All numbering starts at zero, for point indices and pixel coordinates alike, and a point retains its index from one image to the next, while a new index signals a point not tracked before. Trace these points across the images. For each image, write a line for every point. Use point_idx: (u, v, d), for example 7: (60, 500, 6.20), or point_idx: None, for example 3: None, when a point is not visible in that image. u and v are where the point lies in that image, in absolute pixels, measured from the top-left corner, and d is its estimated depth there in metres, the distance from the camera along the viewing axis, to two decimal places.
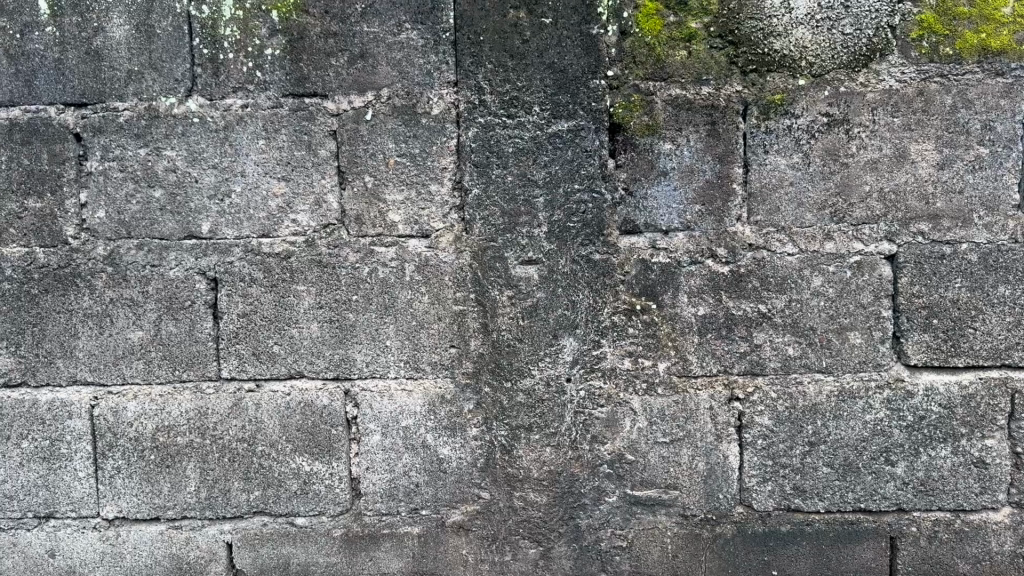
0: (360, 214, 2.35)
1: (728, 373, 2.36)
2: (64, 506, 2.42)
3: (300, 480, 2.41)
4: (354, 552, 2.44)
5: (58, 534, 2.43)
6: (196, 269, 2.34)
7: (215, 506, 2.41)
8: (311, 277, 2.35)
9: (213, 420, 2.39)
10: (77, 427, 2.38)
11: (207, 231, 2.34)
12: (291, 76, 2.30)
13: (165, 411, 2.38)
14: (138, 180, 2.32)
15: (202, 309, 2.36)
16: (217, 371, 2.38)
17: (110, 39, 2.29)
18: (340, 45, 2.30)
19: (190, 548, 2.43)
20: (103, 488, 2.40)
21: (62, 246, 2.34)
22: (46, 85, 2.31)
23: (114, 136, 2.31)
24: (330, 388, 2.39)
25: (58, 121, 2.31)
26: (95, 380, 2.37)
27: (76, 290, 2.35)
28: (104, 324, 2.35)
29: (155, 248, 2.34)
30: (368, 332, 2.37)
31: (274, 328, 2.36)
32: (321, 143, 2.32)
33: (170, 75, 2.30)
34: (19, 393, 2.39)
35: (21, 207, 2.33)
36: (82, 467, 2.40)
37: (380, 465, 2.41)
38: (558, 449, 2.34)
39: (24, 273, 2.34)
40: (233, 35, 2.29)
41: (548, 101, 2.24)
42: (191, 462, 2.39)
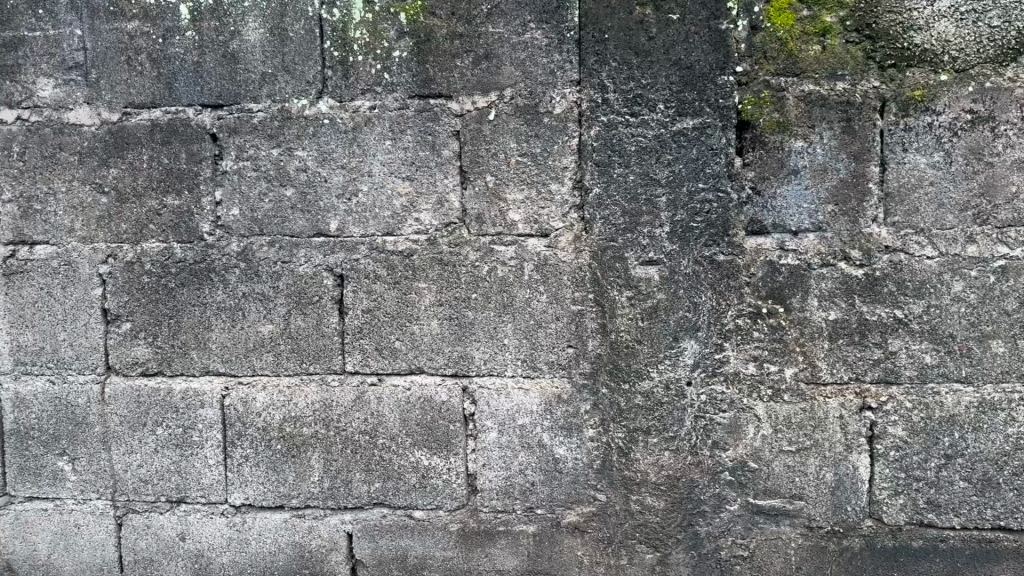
0: (482, 213, 2.36)
1: (860, 381, 2.27)
2: (194, 491, 2.49)
3: (419, 474, 2.44)
4: (470, 547, 2.45)
5: (189, 518, 2.50)
6: (324, 266, 2.41)
7: (337, 497, 2.46)
8: (431, 274, 2.38)
9: (337, 412, 2.44)
10: (209, 415, 2.46)
11: (335, 229, 2.40)
12: (417, 78, 2.34)
13: (291, 403, 2.45)
14: (270, 180, 2.40)
15: (329, 304, 2.41)
16: (341, 365, 2.43)
17: (246, 43, 2.37)
18: (465, 46, 2.32)
19: (312, 537, 2.48)
20: (231, 475, 2.48)
21: (198, 242, 2.43)
22: (184, 87, 2.40)
23: (248, 136, 2.39)
24: (448, 385, 2.41)
25: (196, 121, 2.40)
26: (226, 370, 2.46)
27: (211, 284, 2.44)
28: (236, 317, 2.44)
29: (286, 244, 2.41)
30: (487, 330, 2.38)
31: (396, 324, 2.40)
32: (444, 143, 2.35)
33: (302, 78, 2.37)
34: (155, 381, 2.47)
35: (160, 204, 2.43)
36: (212, 454, 2.47)
37: (497, 463, 2.42)
38: (677, 455, 2.30)
39: (162, 267, 2.44)
40: (362, 38, 2.34)
41: (674, 98, 2.21)
42: (315, 452, 2.46)
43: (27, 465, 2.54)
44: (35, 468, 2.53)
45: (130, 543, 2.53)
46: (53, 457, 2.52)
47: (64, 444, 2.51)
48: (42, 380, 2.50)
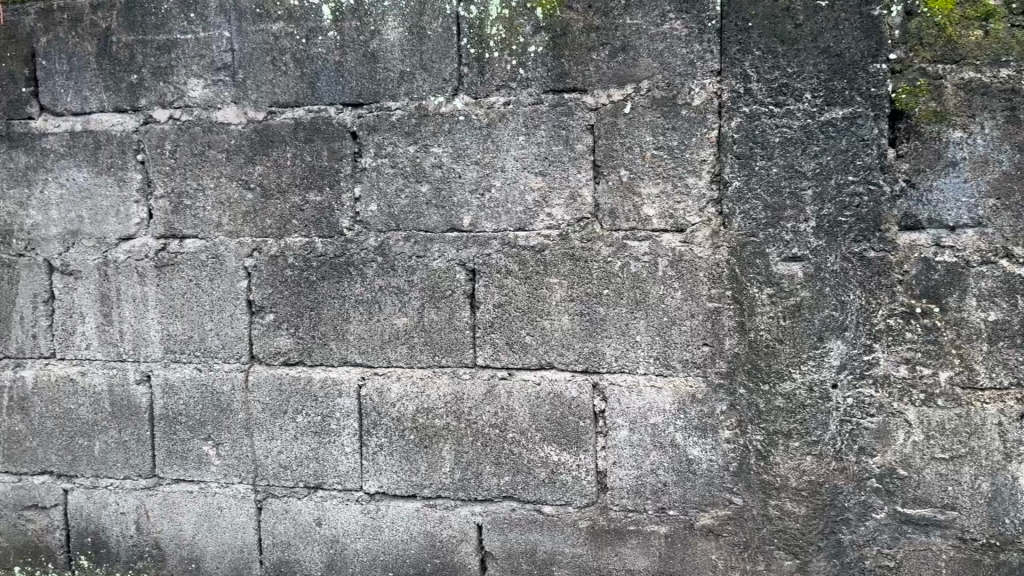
0: (615, 208, 2.33)
1: (1022, 387, 2.13)
2: (331, 478, 2.55)
3: (548, 469, 2.43)
4: (600, 545, 2.42)
5: (325, 504, 2.56)
6: (457, 260, 2.43)
7: (468, 488, 2.49)
8: (563, 270, 2.37)
9: (469, 405, 2.47)
10: (346, 404, 2.53)
11: (468, 224, 2.42)
12: (552, 73, 2.33)
13: (425, 394, 2.49)
14: (406, 176, 2.45)
15: (461, 298, 2.44)
16: (473, 359, 2.45)
17: (385, 41, 2.42)
18: (602, 38, 2.29)
19: (443, 527, 2.51)
20: (366, 464, 2.53)
21: (338, 236, 2.50)
22: (326, 86, 2.47)
23: (387, 134, 2.44)
24: (579, 380, 2.39)
25: (337, 120, 2.47)
26: (362, 361, 2.52)
27: (349, 277, 2.50)
28: (373, 310, 2.50)
29: (421, 239, 2.45)
30: (620, 326, 2.34)
31: (527, 319, 2.41)
32: (578, 137, 2.33)
33: (439, 75, 2.40)
34: (295, 370, 2.55)
35: (303, 200, 2.50)
36: (348, 443, 2.53)
37: (628, 462, 2.38)
38: (820, 460, 2.22)
39: (304, 261, 2.51)
40: (499, 34, 2.35)
41: (821, 88, 2.13)
42: (447, 444, 2.49)
43: (174, 449, 2.60)
44: (181, 452, 2.61)
45: (269, 526, 2.59)
46: (198, 441, 2.59)
47: (210, 430, 2.59)
48: (190, 367, 2.58)
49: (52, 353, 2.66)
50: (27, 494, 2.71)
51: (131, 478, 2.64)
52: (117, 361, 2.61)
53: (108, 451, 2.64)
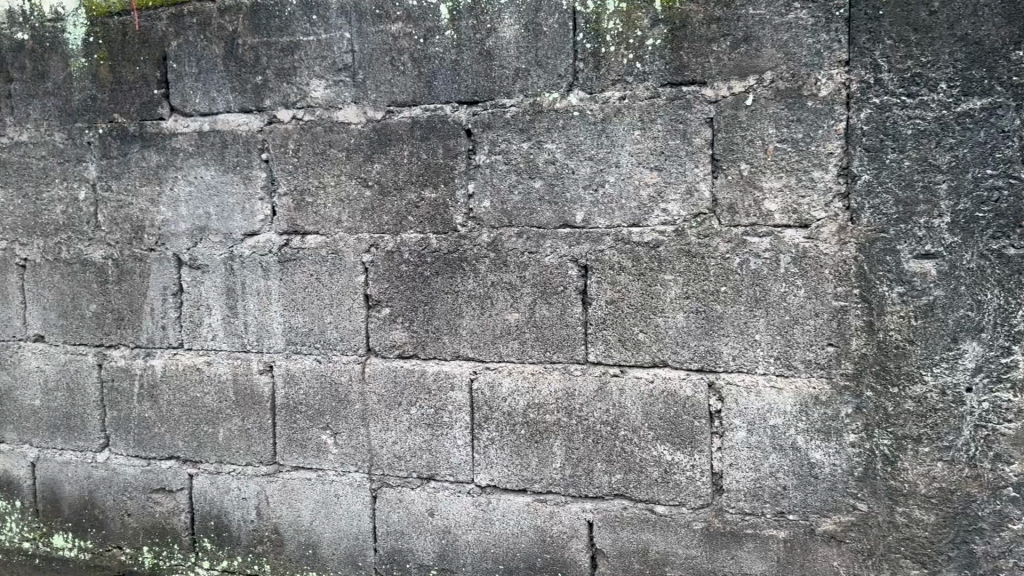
0: (734, 203, 2.28)
1: None
2: (444, 470, 2.59)
3: (662, 469, 2.40)
4: (715, 547, 2.37)
5: (438, 495, 2.60)
6: (570, 256, 2.43)
7: (578, 485, 2.48)
8: (678, 266, 2.33)
9: (580, 402, 2.46)
10: (458, 398, 2.56)
11: (582, 220, 2.41)
12: (671, 66, 2.30)
13: (536, 390, 2.49)
14: (520, 173, 2.46)
15: (573, 294, 2.44)
16: (585, 355, 2.44)
17: (501, 39, 2.43)
18: (722, 30, 2.25)
19: (553, 523, 2.51)
20: (478, 456, 2.55)
21: (452, 233, 2.53)
22: (442, 85, 2.50)
23: (501, 131, 2.46)
24: (694, 379, 2.35)
25: (453, 118, 2.50)
26: (474, 356, 2.54)
27: (463, 273, 2.53)
28: (485, 305, 2.52)
29: (533, 235, 2.46)
30: (737, 325, 2.30)
31: (640, 316, 2.37)
32: (696, 131, 2.29)
33: (555, 71, 2.41)
34: (410, 363, 2.59)
35: (419, 197, 2.54)
36: (461, 435, 2.56)
37: (745, 463, 2.33)
38: (951, 466, 2.13)
39: (419, 257, 2.56)
40: (616, 28, 2.34)
41: (958, 77, 2.05)
42: (557, 439, 2.48)
43: (294, 437, 2.67)
44: (301, 440, 2.67)
45: (383, 515, 2.64)
46: (317, 430, 2.66)
47: (328, 419, 2.65)
48: (310, 359, 2.65)
49: (180, 344, 2.72)
50: (154, 477, 2.76)
51: (253, 464, 2.70)
52: (242, 352, 2.69)
53: (232, 438, 2.70)
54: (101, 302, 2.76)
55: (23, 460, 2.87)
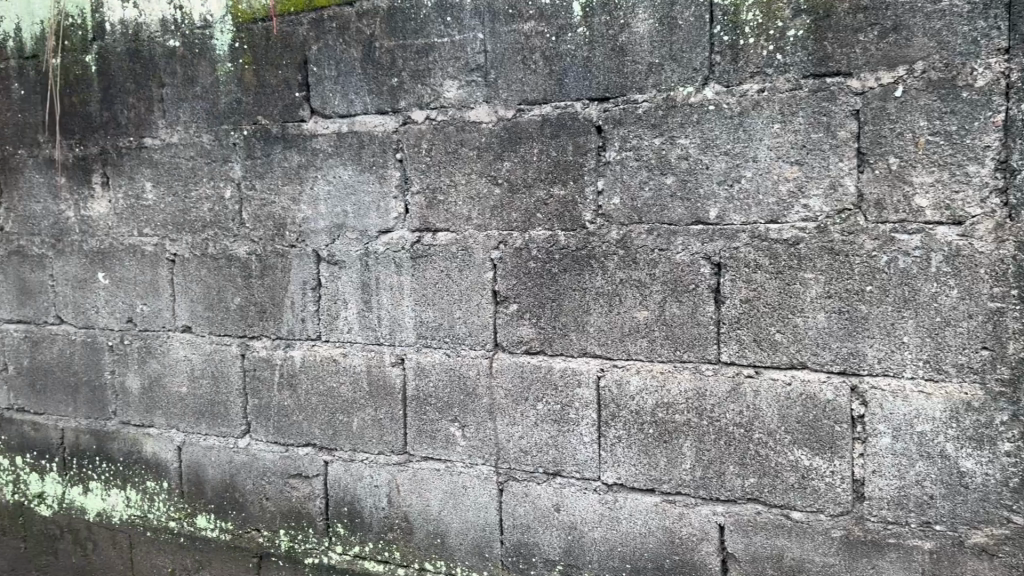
0: (881, 199, 2.19)
1: None
2: (570, 466, 2.58)
3: (798, 474, 2.33)
4: (854, 556, 2.29)
5: (564, 491, 2.59)
6: (702, 254, 2.37)
7: (709, 487, 2.43)
8: (820, 264, 2.25)
9: (711, 403, 2.40)
10: (584, 395, 2.54)
11: (715, 216, 2.35)
12: (813, 57, 2.22)
13: (665, 389, 2.44)
14: (651, 169, 2.41)
15: (705, 293, 2.37)
16: (717, 355, 2.38)
17: (634, 34, 2.40)
18: (869, 19, 2.16)
19: (683, 524, 2.47)
20: (605, 454, 2.53)
21: (581, 229, 2.50)
22: (574, 82, 2.48)
23: (633, 127, 2.42)
24: (835, 382, 2.27)
25: (584, 115, 2.48)
26: (602, 353, 2.51)
27: (591, 270, 2.50)
28: (613, 302, 2.48)
29: (664, 232, 2.41)
30: (883, 326, 2.20)
31: (777, 316, 2.31)
32: (840, 124, 2.21)
33: (690, 65, 2.35)
34: (536, 359, 2.59)
35: (548, 194, 2.53)
36: (587, 432, 2.55)
37: (889, 470, 2.23)
38: None
39: (547, 254, 2.54)
40: (755, 19, 2.27)
41: None
42: (687, 440, 2.44)
43: (424, 428, 2.73)
44: (430, 431, 2.73)
45: (509, 509, 2.66)
46: (446, 423, 2.71)
47: (456, 412, 2.69)
48: (440, 353, 2.70)
49: (318, 336, 2.82)
50: (292, 463, 2.87)
51: (385, 453, 2.78)
52: (375, 345, 2.77)
53: (365, 427, 2.79)
54: (244, 295, 2.87)
55: (170, 443, 2.98)
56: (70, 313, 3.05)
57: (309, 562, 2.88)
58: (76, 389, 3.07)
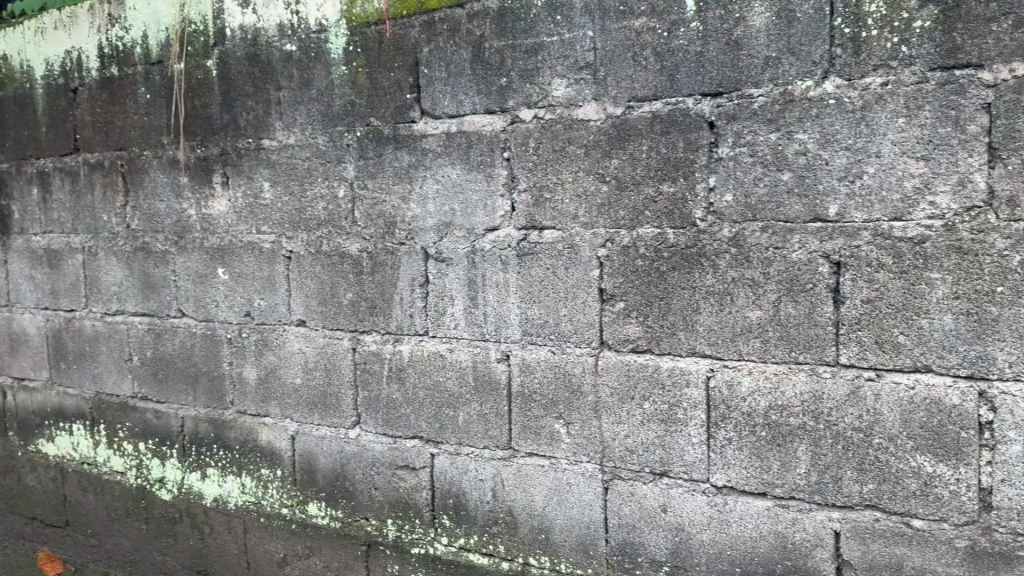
0: (1015, 195, 2.07)
1: None
2: (678, 467, 2.53)
3: (920, 481, 2.23)
4: (980, 569, 2.20)
5: (671, 492, 2.55)
6: (820, 252, 2.28)
7: (825, 492, 2.35)
8: (947, 263, 2.14)
9: (829, 406, 2.32)
10: (693, 395, 2.49)
11: (835, 214, 2.27)
12: (942, 48, 2.11)
13: (779, 390, 2.38)
14: (766, 165, 2.34)
15: (823, 293, 2.29)
16: (835, 357, 2.30)
17: (750, 28, 2.32)
18: (1003, 8, 2.04)
19: (796, 529, 2.40)
20: (714, 456, 2.48)
21: (691, 227, 2.44)
22: (686, 78, 2.42)
23: (748, 122, 2.35)
24: (962, 387, 2.16)
25: (696, 111, 2.41)
26: (712, 353, 2.45)
27: (701, 268, 2.43)
28: (725, 302, 2.41)
29: (780, 230, 2.33)
30: (1015, 329, 2.09)
31: (900, 316, 2.21)
32: (971, 117, 2.09)
33: (808, 59, 2.27)
34: (643, 358, 2.54)
35: (657, 191, 2.48)
36: (696, 433, 2.50)
37: (1020, 480, 2.12)
38: None
39: (655, 252, 2.49)
40: (878, 11, 2.18)
41: None
42: (802, 444, 2.36)
43: (529, 424, 2.74)
44: (535, 428, 2.73)
45: (614, 507, 2.63)
46: (551, 419, 2.70)
47: (561, 409, 2.68)
48: (545, 349, 2.69)
49: (426, 331, 2.87)
50: (399, 455, 2.94)
51: (490, 448, 2.81)
52: (481, 341, 2.78)
53: (471, 421, 2.83)
54: (355, 291, 2.95)
55: (284, 432, 3.09)
56: (192, 306, 3.18)
57: (416, 552, 2.94)
58: (196, 378, 3.20)
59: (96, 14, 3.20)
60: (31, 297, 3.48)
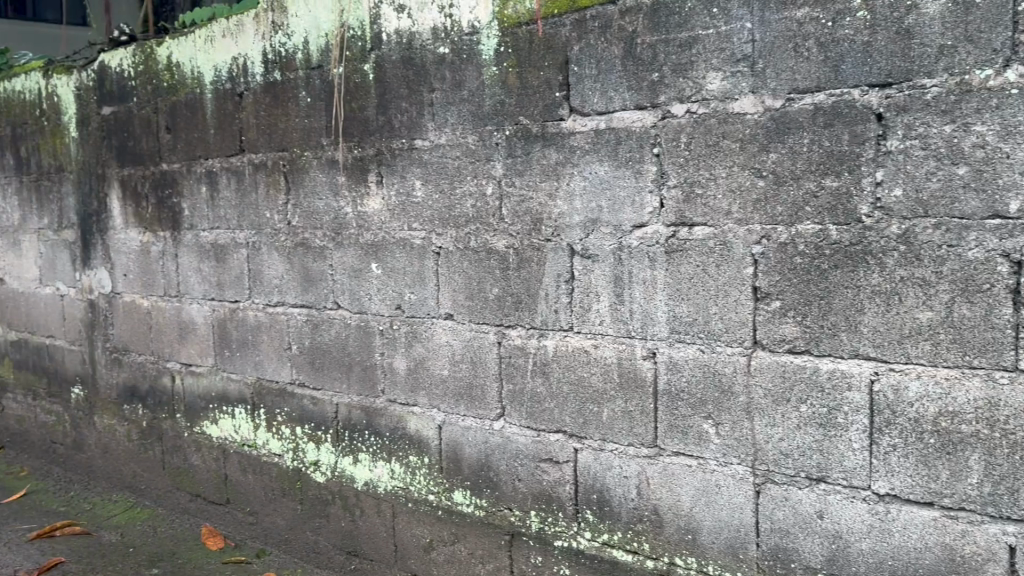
0: None
1: None
2: (836, 472, 2.34)
3: None
4: None
5: (829, 498, 2.36)
6: (999, 251, 2.05)
7: (1000, 504, 2.11)
8: None
9: (1005, 414, 2.08)
10: (856, 399, 2.28)
11: (1017, 211, 2.02)
12: None
13: (950, 397, 2.14)
14: (940, 158, 2.11)
15: (1004, 293, 2.05)
16: (1013, 362, 2.05)
17: (923, 15, 2.09)
18: None
19: (965, 542, 2.17)
20: (876, 463, 2.27)
21: (855, 224, 2.24)
22: (852, 68, 2.21)
23: (920, 113, 2.12)
24: None
25: (862, 102, 2.20)
26: (876, 355, 2.24)
27: (866, 266, 2.23)
28: (892, 302, 2.20)
29: (955, 227, 2.10)
30: None
31: None
32: None
33: (989, 46, 2.02)
34: (801, 359, 2.36)
35: (818, 186, 2.29)
36: (857, 439, 2.29)
37: None
38: None
39: (815, 249, 2.30)
40: None
41: None
42: (975, 453, 2.13)
43: (676, 423, 2.59)
44: (682, 427, 2.59)
45: (766, 511, 2.47)
46: (699, 419, 2.55)
47: (711, 409, 2.53)
48: (694, 348, 2.54)
49: (571, 327, 2.77)
50: (543, 448, 2.86)
51: (635, 445, 2.68)
52: (626, 338, 2.66)
53: (615, 418, 2.71)
54: (501, 286, 2.89)
55: (431, 422, 3.10)
56: (346, 299, 3.26)
57: (559, 545, 2.86)
58: (350, 367, 3.28)
59: (261, 22, 3.31)
60: (199, 288, 3.69)
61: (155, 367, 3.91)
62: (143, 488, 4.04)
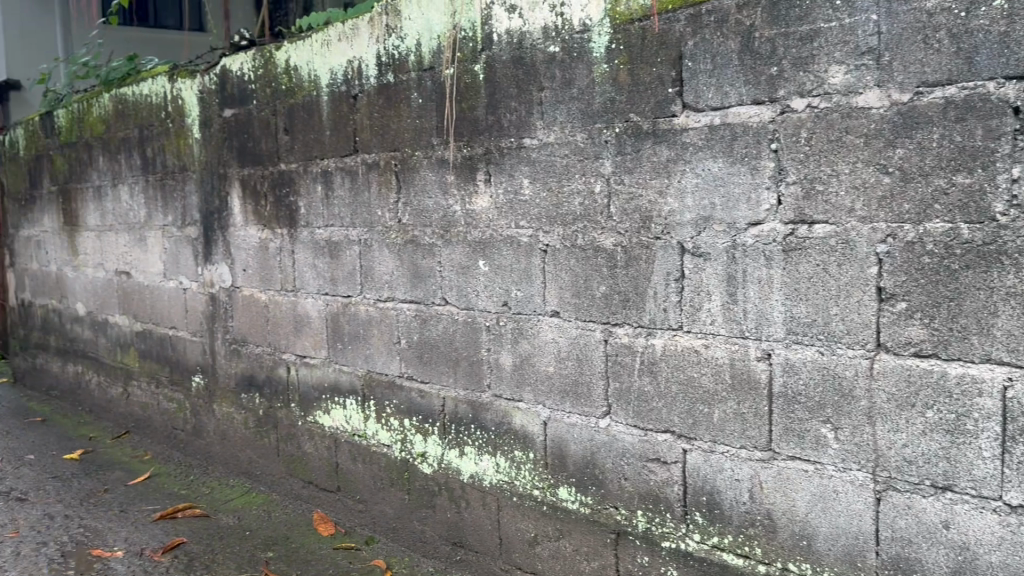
0: None
1: None
2: (964, 481, 2.16)
3: None
4: None
5: (955, 507, 2.18)
6: None
7: None
8: None
9: None
10: (987, 406, 2.10)
11: None
12: None
13: None
14: None
15: None
16: None
17: None
18: None
19: None
20: (1010, 473, 2.08)
21: (989, 223, 2.06)
22: (988, 60, 2.03)
23: None
24: None
25: (998, 95, 2.02)
26: (1011, 360, 2.06)
27: (1001, 266, 2.05)
28: None
29: None
30: None
31: None
32: None
33: None
34: (928, 363, 2.19)
35: (949, 183, 2.11)
36: (988, 447, 2.11)
37: None
38: None
39: (945, 249, 2.13)
40: None
41: None
42: None
43: (791, 426, 2.45)
44: (799, 431, 2.44)
45: (888, 519, 2.30)
46: (817, 423, 2.40)
47: (829, 413, 2.38)
48: (812, 351, 2.39)
49: (680, 326, 2.65)
50: (650, 447, 2.77)
51: (747, 448, 2.55)
52: (740, 338, 2.52)
53: (726, 420, 2.58)
54: (609, 284, 2.81)
55: (536, 417, 3.07)
56: (454, 295, 3.30)
57: (667, 546, 2.75)
58: (457, 362, 3.32)
59: (375, 25, 3.40)
60: (313, 283, 3.83)
61: (270, 358, 4.08)
62: (257, 474, 4.21)
